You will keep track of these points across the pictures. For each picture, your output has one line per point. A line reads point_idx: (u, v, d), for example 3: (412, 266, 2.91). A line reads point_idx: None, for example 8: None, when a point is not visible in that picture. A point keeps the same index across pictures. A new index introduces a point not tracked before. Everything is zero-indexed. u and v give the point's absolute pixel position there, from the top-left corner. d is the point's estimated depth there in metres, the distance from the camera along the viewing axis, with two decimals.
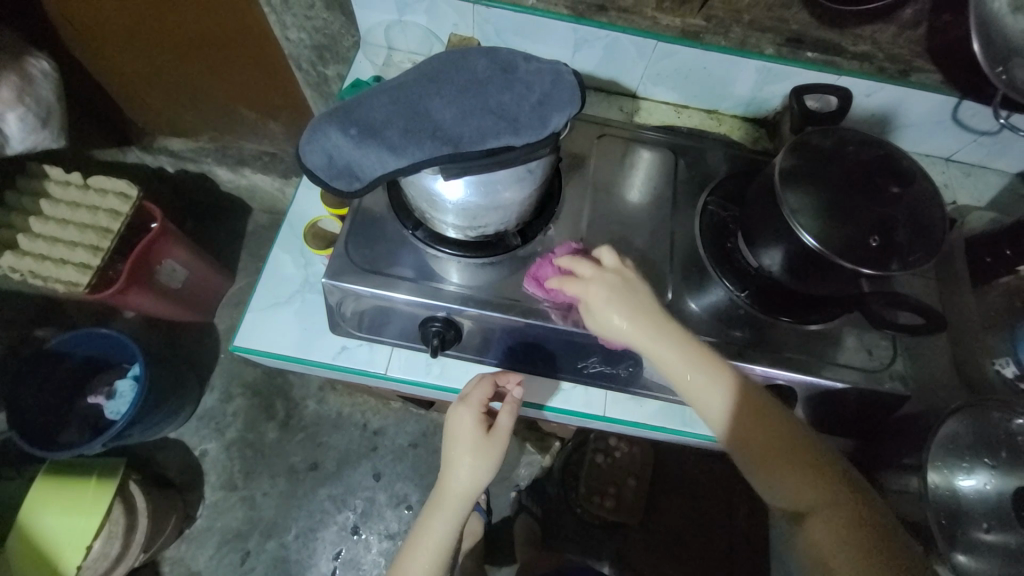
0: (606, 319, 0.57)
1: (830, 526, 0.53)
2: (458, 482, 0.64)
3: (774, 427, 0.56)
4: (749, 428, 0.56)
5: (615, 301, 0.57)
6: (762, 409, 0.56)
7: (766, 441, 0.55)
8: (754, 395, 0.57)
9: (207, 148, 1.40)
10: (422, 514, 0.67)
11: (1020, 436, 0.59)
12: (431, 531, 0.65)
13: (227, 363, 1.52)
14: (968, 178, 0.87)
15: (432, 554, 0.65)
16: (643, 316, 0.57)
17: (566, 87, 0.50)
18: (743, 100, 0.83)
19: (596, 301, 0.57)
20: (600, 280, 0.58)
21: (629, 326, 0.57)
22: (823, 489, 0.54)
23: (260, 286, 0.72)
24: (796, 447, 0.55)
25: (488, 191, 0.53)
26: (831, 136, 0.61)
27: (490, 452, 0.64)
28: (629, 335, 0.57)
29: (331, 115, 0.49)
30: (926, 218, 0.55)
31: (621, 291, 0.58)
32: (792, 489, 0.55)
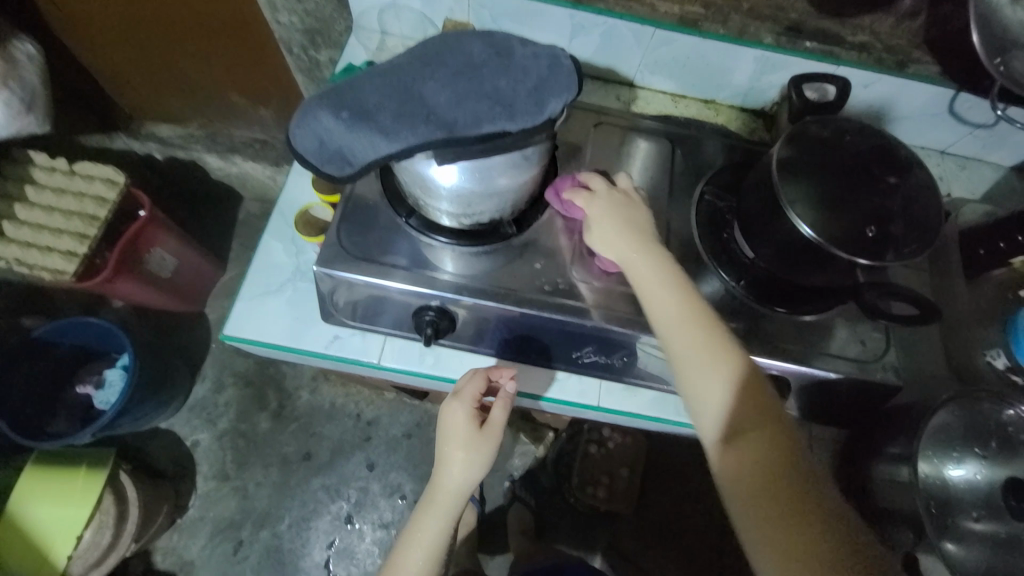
0: (600, 232, 0.60)
1: (748, 450, 0.52)
2: (452, 478, 0.64)
3: (728, 356, 0.55)
4: (703, 350, 0.55)
5: (611, 217, 0.60)
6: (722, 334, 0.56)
7: (716, 364, 0.54)
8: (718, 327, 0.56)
9: (196, 135, 1.37)
10: (416, 511, 0.66)
11: (1010, 427, 0.60)
12: (425, 527, 0.65)
13: (218, 353, 1.50)
14: (962, 171, 0.87)
15: (426, 551, 0.64)
16: (633, 238, 0.59)
17: (563, 72, 0.49)
18: (741, 90, 0.82)
19: (596, 215, 0.61)
20: (605, 197, 0.61)
21: (618, 243, 0.59)
22: (756, 419, 0.53)
23: (251, 275, 0.71)
24: (742, 376, 0.54)
25: (484, 177, 0.52)
26: (829, 125, 0.60)
27: (484, 446, 0.64)
28: (615, 253, 0.59)
29: (322, 98, 0.48)
30: (923, 209, 0.55)
31: (619, 212, 0.61)
32: (725, 415, 0.54)
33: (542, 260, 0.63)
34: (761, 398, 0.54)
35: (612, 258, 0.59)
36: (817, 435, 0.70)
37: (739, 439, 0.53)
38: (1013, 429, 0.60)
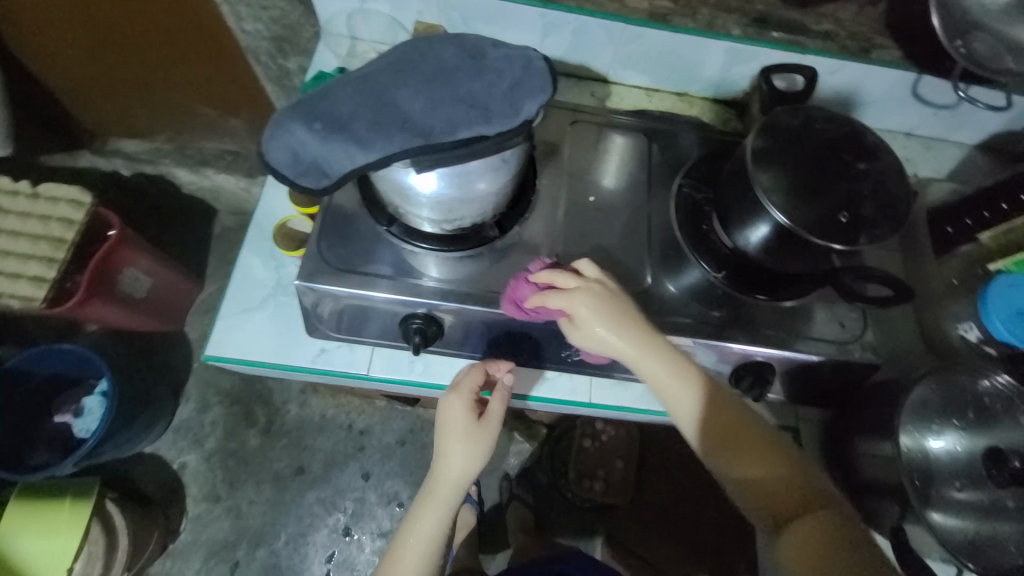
0: (594, 329, 0.57)
1: (804, 537, 0.50)
2: (451, 470, 0.63)
3: (753, 442, 0.56)
4: (724, 442, 0.56)
5: (606, 314, 0.57)
6: (741, 420, 0.57)
7: (740, 452, 0.55)
8: (739, 414, 0.57)
9: (164, 149, 1.34)
10: (415, 506, 0.65)
11: (985, 397, 0.62)
12: (426, 521, 0.64)
13: (201, 372, 1.47)
14: (928, 151, 0.90)
15: (428, 544, 0.64)
16: (634, 329, 0.57)
17: (537, 73, 0.49)
18: (713, 81, 0.83)
19: (582, 313, 0.56)
20: (583, 290, 0.57)
21: (615, 336, 0.57)
22: (796, 504, 0.53)
23: (230, 291, 0.69)
24: (772, 457, 0.55)
25: (463, 183, 0.52)
26: (799, 114, 0.61)
27: (483, 441, 0.63)
28: (615, 347, 0.57)
29: (294, 109, 0.47)
30: (892, 191, 0.57)
31: (608, 302, 0.57)
32: (764, 500, 0.54)
33: (523, 261, 0.63)
34: (795, 478, 0.54)
35: (614, 354, 0.58)
36: (803, 416, 0.72)
37: (788, 526, 0.52)
38: (988, 399, 0.63)
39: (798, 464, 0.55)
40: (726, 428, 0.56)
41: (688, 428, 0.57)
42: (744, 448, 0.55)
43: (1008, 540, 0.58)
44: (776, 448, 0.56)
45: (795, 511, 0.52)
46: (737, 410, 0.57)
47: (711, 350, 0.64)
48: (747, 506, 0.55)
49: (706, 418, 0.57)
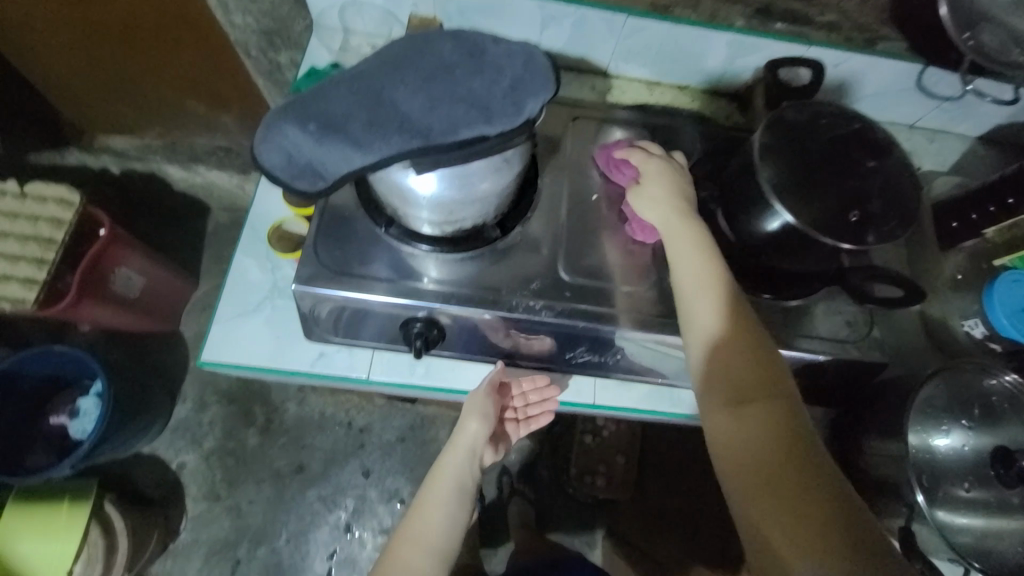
0: (649, 190, 0.61)
1: (749, 415, 0.50)
2: (463, 436, 0.68)
3: (744, 337, 0.53)
4: (714, 312, 0.54)
5: (658, 180, 0.62)
6: (736, 299, 0.55)
7: (725, 326, 0.54)
8: (735, 298, 0.55)
9: (154, 146, 1.30)
10: (429, 481, 0.68)
11: (992, 395, 0.62)
12: (440, 491, 0.67)
13: (198, 372, 1.45)
14: (932, 144, 0.89)
15: (444, 515, 0.66)
16: (675, 202, 0.60)
17: (540, 70, 0.47)
18: (715, 74, 0.82)
19: (647, 178, 0.62)
20: (652, 167, 0.63)
21: (660, 202, 0.60)
22: (758, 389, 0.51)
23: (224, 294, 0.67)
24: (754, 344, 0.53)
25: (464, 184, 0.50)
26: (806, 109, 0.60)
27: (486, 407, 0.67)
28: (655, 211, 0.60)
29: (287, 109, 0.45)
30: (901, 190, 0.56)
31: (670, 179, 0.62)
32: (726, 377, 0.52)
33: (526, 261, 0.62)
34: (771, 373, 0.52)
35: (650, 218, 0.61)
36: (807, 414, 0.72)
37: (743, 405, 0.51)
38: (995, 398, 0.62)
39: (775, 360, 0.53)
40: (721, 301, 0.55)
41: (683, 286, 0.57)
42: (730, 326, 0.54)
43: (1013, 536, 0.59)
44: (759, 340, 0.53)
45: (754, 396, 0.51)
46: (735, 291, 0.56)
47: None
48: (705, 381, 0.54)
49: (702, 284, 0.56)
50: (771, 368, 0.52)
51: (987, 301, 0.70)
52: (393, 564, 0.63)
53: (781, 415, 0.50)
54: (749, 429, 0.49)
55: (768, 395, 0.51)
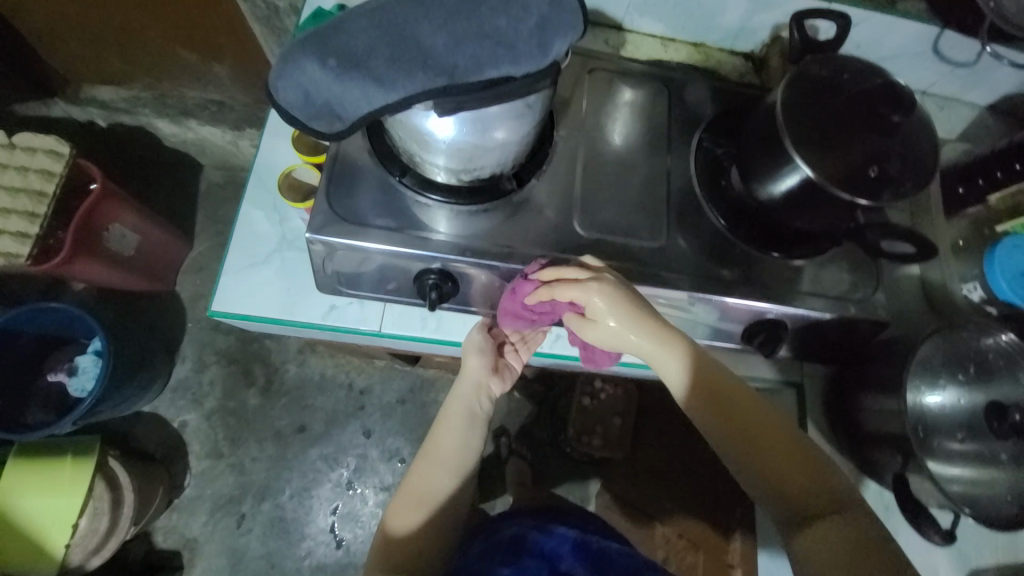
0: (610, 333, 0.56)
1: (821, 530, 0.50)
2: (465, 370, 0.69)
3: (772, 444, 0.54)
4: (746, 437, 0.55)
5: (619, 316, 0.55)
6: (763, 415, 0.55)
7: (761, 450, 0.54)
8: (752, 412, 0.55)
9: (143, 98, 1.25)
10: (440, 412, 0.72)
11: (988, 354, 0.65)
12: (450, 419, 0.70)
13: (196, 332, 1.45)
14: (942, 111, 0.88)
15: (457, 438, 0.70)
16: (650, 327, 0.55)
17: (567, 10, 0.45)
18: (732, 31, 0.79)
19: (599, 306, 0.54)
20: (594, 285, 0.54)
21: (633, 335, 0.55)
22: (819, 500, 0.52)
23: (232, 245, 0.66)
24: (796, 455, 0.54)
25: (483, 129, 0.49)
26: (828, 64, 0.59)
27: (482, 343, 0.68)
28: (634, 343, 0.56)
29: (305, 42, 0.43)
30: (919, 148, 0.56)
31: (624, 293, 0.55)
32: (785, 498, 0.53)
33: (541, 216, 0.62)
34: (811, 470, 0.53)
35: (632, 350, 0.57)
36: (806, 372, 0.74)
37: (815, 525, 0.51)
38: (992, 355, 0.65)
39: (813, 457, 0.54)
40: (747, 427, 0.55)
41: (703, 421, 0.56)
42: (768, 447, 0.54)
43: (1002, 486, 0.61)
44: (791, 443, 0.54)
45: (819, 510, 0.52)
46: (759, 407, 0.56)
47: (727, 308, 0.63)
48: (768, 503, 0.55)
49: (726, 416, 0.55)
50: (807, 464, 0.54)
51: (988, 267, 0.71)
52: (417, 480, 0.69)
53: (852, 522, 0.50)
54: (829, 547, 0.50)
55: (826, 502, 0.52)
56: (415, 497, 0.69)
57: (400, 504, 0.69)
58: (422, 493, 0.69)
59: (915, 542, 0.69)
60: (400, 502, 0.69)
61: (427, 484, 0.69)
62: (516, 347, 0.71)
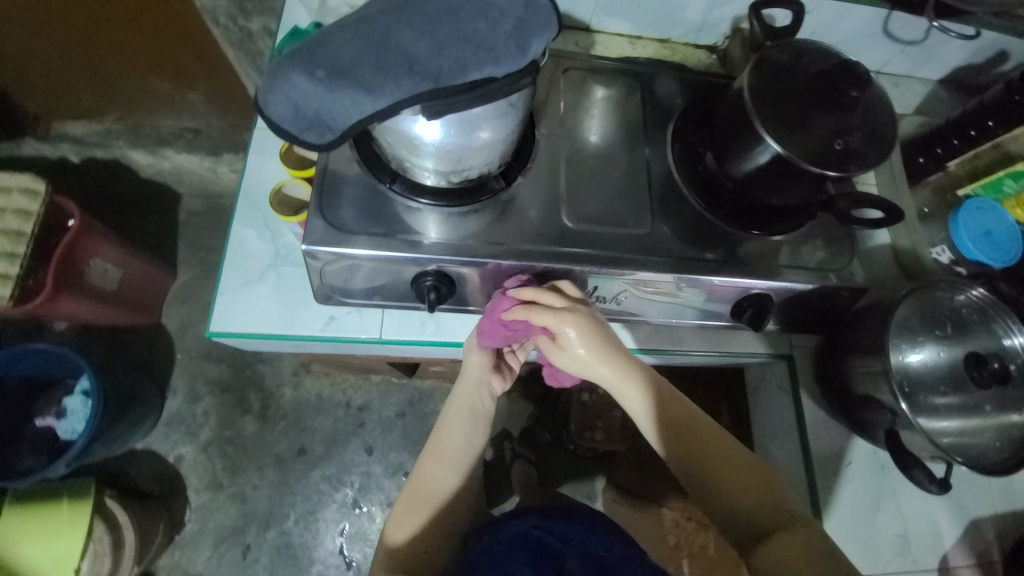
0: (574, 361, 0.63)
1: (779, 547, 0.52)
2: (467, 369, 0.71)
3: (728, 468, 0.58)
4: (706, 460, 0.59)
5: (583, 346, 0.62)
6: (720, 441, 0.60)
7: (718, 472, 0.58)
8: (710, 437, 0.60)
9: (116, 130, 1.24)
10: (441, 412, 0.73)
11: (962, 310, 0.68)
12: (453, 418, 0.71)
13: (187, 364, 1.42)
14: (897, 88, 0.93)
15: (461, 436, 0.71)
16: (605, 360, 0.62)
17: (542, 11, 0.47)
18: (695, 25, 0.83)
19: (565, 334, 0.61)
20: (564, 311, 0.60)
21: (592, 365, 0.62)
22: (777, 518, 0.55)
23: (226, 265, 0.66)
24: (748, 478, 0.57)
25: (468, 130, 0.51)
26: (789, 48, 0.62)
27: (482, 342, 0.69)
28: (594, 372, 0.63)
29: (292, 57, 0.44)
30: (879, 120, 0.59)
31: (588, 326, 0.61)
32: (748, 517, 0.56)
33: (529, 213, 0.64)
34: (770, 493, 0.56)
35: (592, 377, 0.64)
36: (796, 344, 0.76)
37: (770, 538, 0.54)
38: (967, 311, 0.69)
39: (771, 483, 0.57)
40: (704, 454, 0.59)
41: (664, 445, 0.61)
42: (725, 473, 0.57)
43: (988, 434, 0.65)
44: (748, 467, 0.58)
45: (777, 527, 0.54)
46: (716, 432, 0.60)
47: (714, 286, 0.66)
48: (727, 526, 0.58)
49: (686, 444, 0.60)
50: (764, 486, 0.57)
51: (953, 227, 0.76)
52: (423, 479, 0.70)
53: (808, 541, 0.52)
54: (789, 557, 0.51)
55: (785, 522, 0.54)
56: (418, 494, 0.69)
57: (407, 507, 0.68)
58: (429, 493, 0.69)
59: (911, 499, 0.71)
60: (408, 505, 0.69)
61: (433, 484, 0.69)
62: (513, 347, 0.74)
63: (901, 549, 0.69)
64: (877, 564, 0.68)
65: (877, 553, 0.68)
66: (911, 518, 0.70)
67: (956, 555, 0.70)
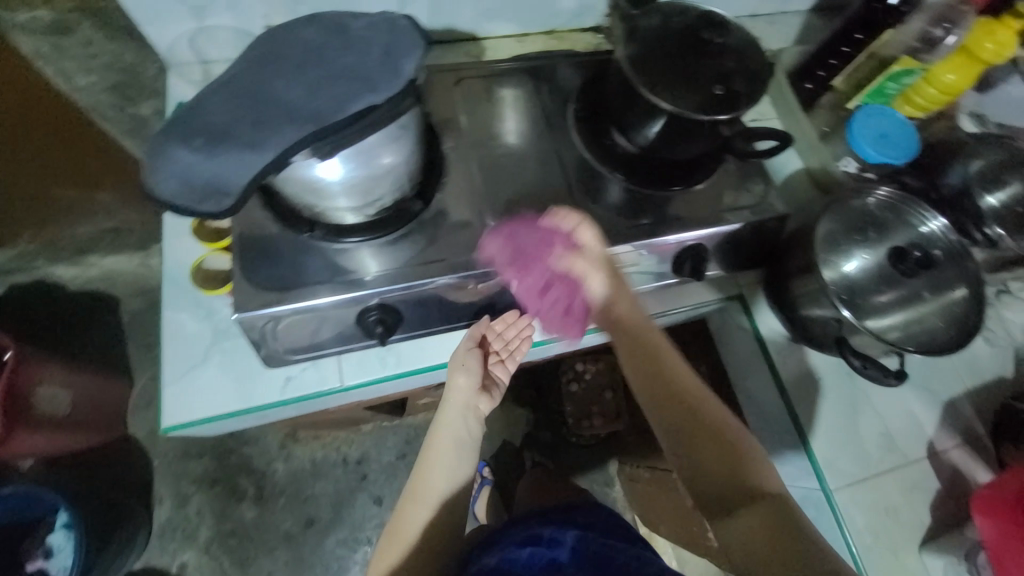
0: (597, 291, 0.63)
1: (758, 518, 0.54)
2: (453, 393, 0.69)
3: (718, 440, 0.58)
4: (694, 438, 0.59)
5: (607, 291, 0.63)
6: (713, 410, 0.60)
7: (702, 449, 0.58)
8: (708, 407, 0.60)
9: (30, 250, 1.18)
10: (426, 440, 0.71)
11: (877, 213, 0.73)
12: (439, 449, 0.69)
13: (167, 467, 1.36)
14: (772, 26, 0.99)
15: (444, 469, 0.69)
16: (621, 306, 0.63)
17: (405, 32, 0.48)
18: (573, 12, 0.87)
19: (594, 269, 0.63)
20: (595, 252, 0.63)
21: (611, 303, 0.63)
22: (755, 488, 0.56)
23: (166, 355, 0.64)
24: (736, 449, 0.58)
25: (368, 159, 0.51)
26: (655, 13, 0.66)
27: (469, 361, 0.68)
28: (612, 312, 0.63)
29: (167, 133, 0.43)
30: (752, 59, 0.63)
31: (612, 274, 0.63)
32: (721, 481, 0.57)
33: (461, 226, 0.64)
34: (754, 462, 0.57)
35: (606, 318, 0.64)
36: (742, 282, 0.79)
37: (737, 510, 0.56)
38: (883, 212, 0.73)
39: (758, 457, 0.58)
40: (696, 418, 0.59)
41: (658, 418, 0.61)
42: (706, 440, 0.58)
43: (932, 318, 0.69)
44: (736, 442, 0.58)
45: (758, 496, 0.55)
46: (712, 409, 0.60)
47: (653, 248, 0.68)
48: (704, 487, 0.58)
49: (679, 415, 0.60)
50: (746, 453, 0.57)
51: (852, 141, 0.80)
52: (405, 516, 0.68)
53: (776, 513, 0.54)
54: (752, 526, 0.54)
55: (762, 495, 0.55)
56: (398, 531, 0.67)
57: (389, 545, 0.67)
58: (409, 533, 0.67)
59: (885, 399, 0.74)
60: (389, 543, 0.67)
61: (413, 522, 0.67)
62: (502, 359, 0.72)
63: (888, 447, 0.72)
64: (870, 468, 0.71)
65: (868, 458, 0.71)
66: (888, 415, 0.74)
67: (941, 438, 0.74)
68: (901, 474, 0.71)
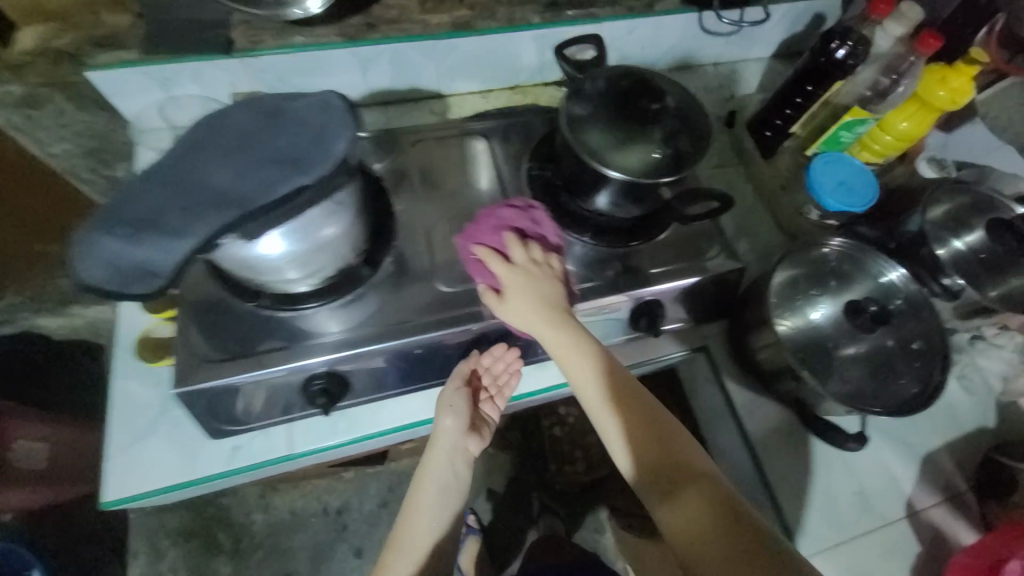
0: (516, 311, 0.62)
1: (697, 503, 0.54)
2: (441, 437, 0.68)
3: (650, 425, 0.59)
4: (629, 425, 0.59)
5: (528, 301, 0.62)
6: (644, 398, 0.61)
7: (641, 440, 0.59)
8: (637, 394, 0.61)
9: None
10: (414, 483, 0.71)
11: (836, 265, 0.72)
12: (425, 496, 0.70)
13: (143, 520, 1.33)
14: (735, 74, 1.01)
15: (431, 516, 0.70)
16: (543, 313, 0.62)
17: (338, 112, 0.49)
18: (535, 68, 0.89)
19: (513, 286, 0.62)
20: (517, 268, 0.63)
21: (530, 316, 0.62)
22: (690, 469, 0.57)
23: (112, 425, 0.63)
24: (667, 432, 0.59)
25: (309, 234, 0.52)
26: (602, 77, 0.67)
27: (456, 401, 0.66)
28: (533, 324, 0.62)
29: (94, 222, 0.44)
30: (693, 120, 0.64)
31: (535, 281, 0.62)
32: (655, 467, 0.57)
33: (415, 288, 0.64)
34: (683, 443, 0.58)
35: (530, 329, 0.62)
36: (706, 334, 0.77)
37: (678, 495, 0.56)
38: (842, 264, 0.72)
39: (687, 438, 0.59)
40: (630, 406, 0.60)
41: (594, 409, 0.61)
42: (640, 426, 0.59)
43: (897, 372, 0.67)
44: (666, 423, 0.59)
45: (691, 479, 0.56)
46: (644, 398, 0.61)
47: (615, 302, 0.68)
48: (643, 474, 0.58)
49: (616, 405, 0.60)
50: (676, 436, 0.59)
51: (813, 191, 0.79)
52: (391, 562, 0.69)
53: (714, 493, 0.55)
54: (694, 512, 0.54)
55: (696, 475, 0.56)
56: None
57: None
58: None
59: (858, 455, 0.72)
60: None
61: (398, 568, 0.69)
62: (491, 396, 0.69)
63: (863, 508, 0.69)
64: (844, 530, 0.68)
65: (842, 519, 0.68)
66: (863, 472, 0.71)
67: (921, 497, 0.71)
68: (878, 537, 0.68)
